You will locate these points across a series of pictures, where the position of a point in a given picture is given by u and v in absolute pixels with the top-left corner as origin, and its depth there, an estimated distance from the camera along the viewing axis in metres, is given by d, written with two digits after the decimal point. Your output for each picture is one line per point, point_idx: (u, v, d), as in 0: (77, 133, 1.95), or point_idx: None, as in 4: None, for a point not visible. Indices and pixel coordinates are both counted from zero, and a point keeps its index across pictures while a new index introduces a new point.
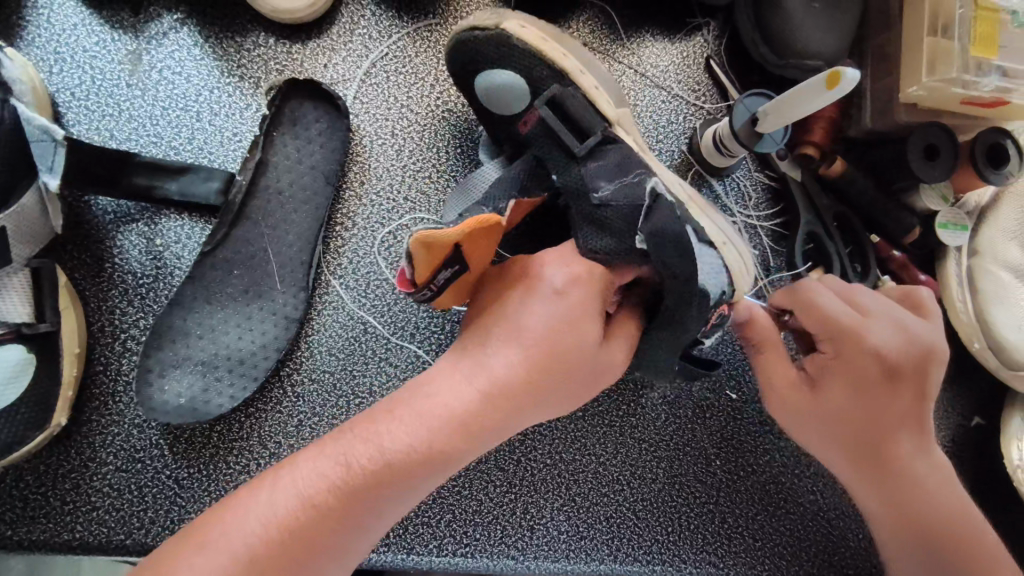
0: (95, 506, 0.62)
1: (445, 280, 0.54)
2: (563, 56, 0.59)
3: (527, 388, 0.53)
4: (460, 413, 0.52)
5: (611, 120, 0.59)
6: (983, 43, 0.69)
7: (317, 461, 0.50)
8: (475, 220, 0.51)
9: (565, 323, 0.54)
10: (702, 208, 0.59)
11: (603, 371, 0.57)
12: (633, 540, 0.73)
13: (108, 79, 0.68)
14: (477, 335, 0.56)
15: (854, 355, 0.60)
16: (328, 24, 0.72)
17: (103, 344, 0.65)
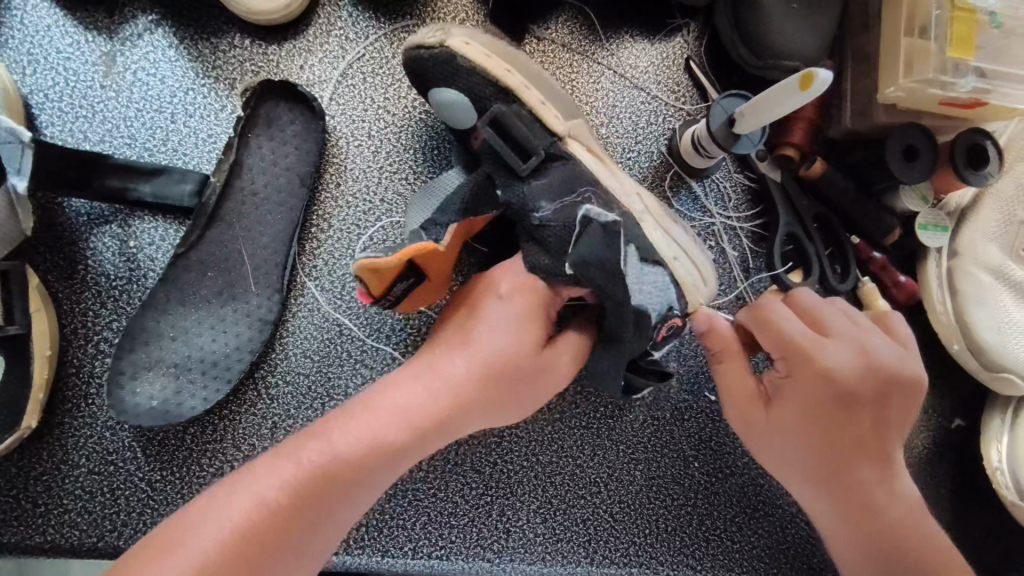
0: (66, 508, 0.62)
1: (402, 290, 0.56)
2: (507, 74, 0.60)
3: (476, 389, 0.54)
4: (415, 415, 0.52)
5: (559, 134, 0.61)
6: (959, 43, 0.68)
7: (275, 462, 0.50)
8: (419, 243, 0.52)
9: (511, 328, 0.56)
10: (656, 218, 0.62)
11: (553, 376, 0.58)
12: (610, 542, 0.72)
13: (81, 80, 0.67)
14: (437, 342, 0.57)
15: (808, 374, 0.59)
16: (304, 25, 0.72)
17: (76, 347, 0.65)
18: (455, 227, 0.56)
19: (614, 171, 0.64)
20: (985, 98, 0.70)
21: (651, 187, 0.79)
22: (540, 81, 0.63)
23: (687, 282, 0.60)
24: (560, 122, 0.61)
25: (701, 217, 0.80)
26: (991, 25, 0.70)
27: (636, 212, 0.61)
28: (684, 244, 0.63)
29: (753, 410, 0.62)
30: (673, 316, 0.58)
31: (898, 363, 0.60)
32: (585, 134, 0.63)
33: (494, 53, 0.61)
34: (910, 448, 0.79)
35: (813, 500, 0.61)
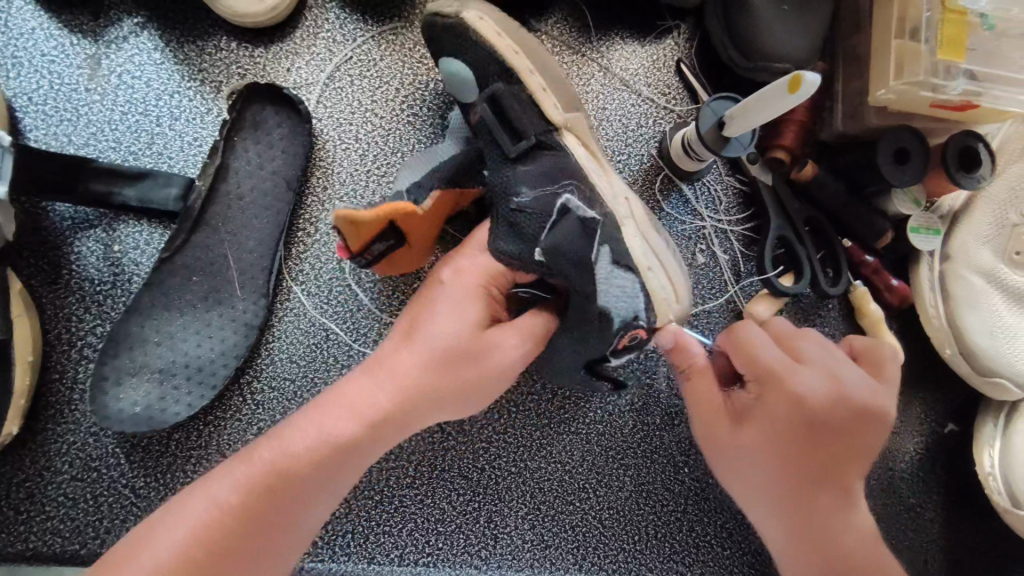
0: (49, 515, 0.62)
1: (379, 250, 0.58)
2: (513, 55, 0.60)
3: (424, 374, 0.52)
4: (364, 415, 0.50)
5: (556, 124, 0.60)
6: (950, 45, 0.67)
7: (227, 470, 0.49)
8: (400, 204, 0.54)
9: (461, 307, 0.54)
10: (641, 228, 0.59)
11: (509, 356, 0.54)
12: (599, 549, 0.72)
13: (66, 83, 0.67)
14: (393, 335, 0.55)
15: (781, 398, 0.56)
16: (291, 27, 0.72)
17: (59, 352, 0.64)
18: (437, 196, 0.57)
19: (608, 174, 0.62)
20: (977, 101, 0.70)
21: (642, 190, 0.79)
22: (545, 70, 0.63)
23: (657, 293, 0.55)
24: (559, 113, 0.60)
25: (691, 221, 0.79)
26: (983, 27, 0.69)
27: (621, 217, 0.58)
28: (667, 257, 0.59)
29: (719, 429, 0.60)
30: (637, 328, 0.55)
31: (872, 398, 0.58)
32: (582, 132, 0.62)
33: (504, 33, 0.61)
34: (902, 453, 0.79)
35: (774, 527, 0.59)
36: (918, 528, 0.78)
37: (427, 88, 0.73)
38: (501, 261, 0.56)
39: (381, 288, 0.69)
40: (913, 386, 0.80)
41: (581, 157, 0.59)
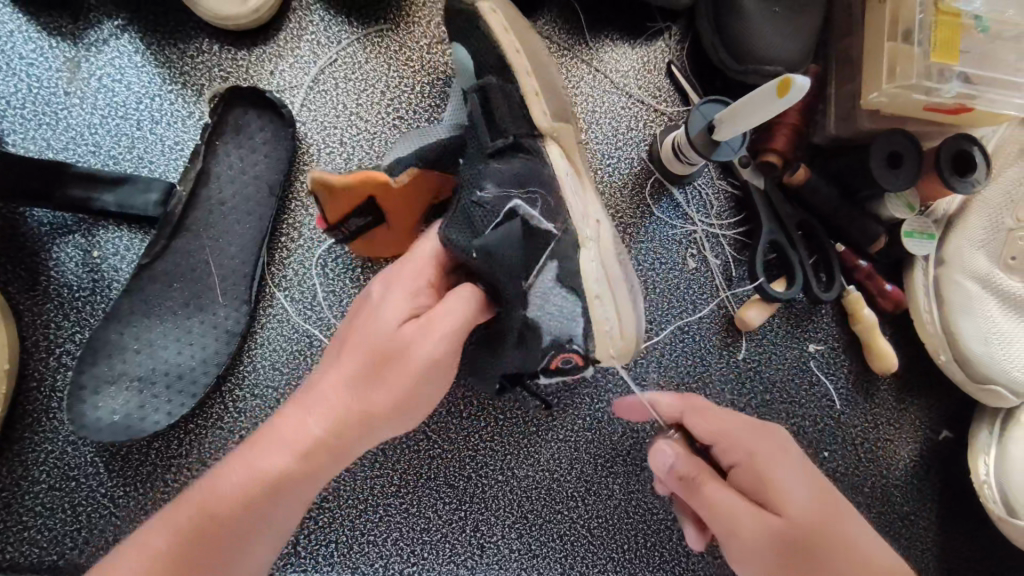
0: (26, 525, 0.61)
1: (356, 226, 0.62)
2: (512, 54, 0.59)
3: (347, 384, 0.49)
4: (293, 438, 0.49)
5: (541, 130, 0.58)
6: (942, 48, 0.67)
7: (177, 518, 0.48)
8: (372, 174, 0.57)
9: (387, 313, 0.51)
10: (602, 254, 0.57)
11: (439, 350, 0.49)
12: (587, 558, 0.71)
13: (45, 87, 0.66)
14: (334, 346, 0.53)
15: (764, 452, 0.57)
16: (275, 29, 0.70)
17: (37, 359, 0.63)
18: (414, 172, 0.58)
19: (586, 192, 0.60)
20: (971, 104, 0.69)
21: (632, 194, 0.78)
22: (543, 72, 0.61)
23: (598, 322, 0.54)
24: (547, 121, 0.58)
25: (683, 225, 0.78)
26: (977, 29, 0.68)
27: (584, 238, 0.56)
28: (624, 285, 0.57)
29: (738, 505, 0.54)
30: (569, 350, 0.54)
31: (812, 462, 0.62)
32: (569, 143, 0.60)
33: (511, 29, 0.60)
34: (896, 460, 0.78)
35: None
36: (913, 537, 0.76)
37: (413, 92, 0.72)
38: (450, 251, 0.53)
39: None
40: (908, 393, 0.79)
41: (558, 167, 0.58)
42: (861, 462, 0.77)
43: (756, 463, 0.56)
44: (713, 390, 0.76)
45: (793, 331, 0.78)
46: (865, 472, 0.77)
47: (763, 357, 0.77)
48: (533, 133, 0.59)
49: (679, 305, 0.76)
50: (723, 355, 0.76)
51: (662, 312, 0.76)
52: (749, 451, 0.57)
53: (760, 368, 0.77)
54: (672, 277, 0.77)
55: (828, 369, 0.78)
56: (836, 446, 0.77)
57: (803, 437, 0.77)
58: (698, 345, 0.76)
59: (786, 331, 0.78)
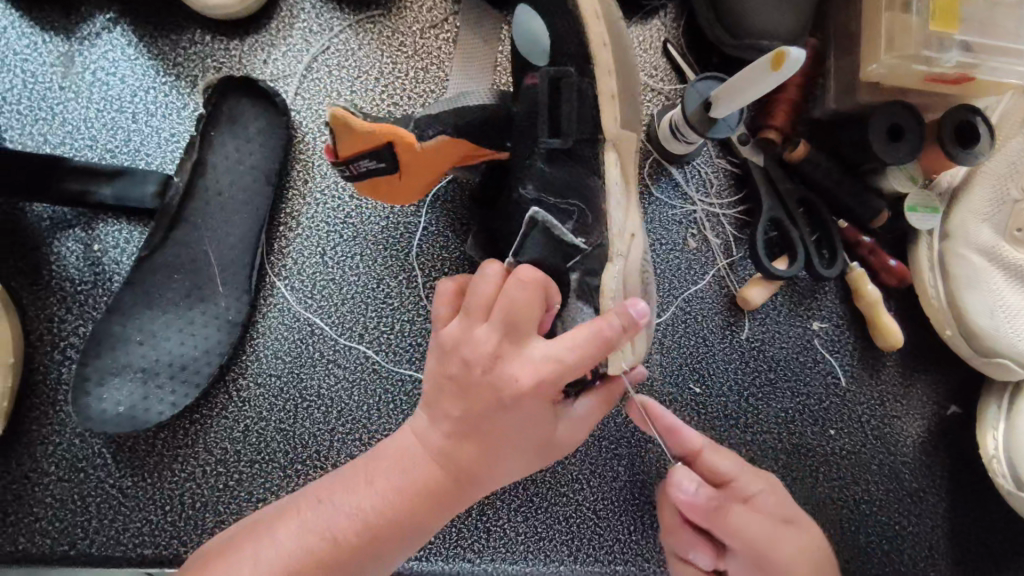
0: (37, 516, 0.61)
1: (366, 167, 0.58)
2: (599, 48, 0.55)
3: (488, 446, 0.48)
4: (430, 486, 0.49)
5: (607, 135, 0.55)
6: (942, 16, 0.66)
7: (300, 536, 0.47)
8: (400, 130, 0.55)
9: (559, 378, 0.47)
10: (629, 271, 0.54)
11: (576, 426, 0.54)
12: (594, 540, 0.71)
13: (40, 82, 0.66)
14: (450, 389, 0.48)
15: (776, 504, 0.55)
16: (266, 18, 0.70)
17: (41, 353, 0.64)
18: (442, 140, 0.58)
19: (632, 203, 0.57)
20: (973, 73, 0.68)
21: None
22: (625, 63, 0.57)
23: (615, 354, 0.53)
24: (615, 126, 0.55)
25: (682, 204, 0.77)
26: None
27: (614, 252, 0.54)
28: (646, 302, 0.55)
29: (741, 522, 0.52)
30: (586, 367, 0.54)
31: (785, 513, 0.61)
32: (631, 151, 0.57)
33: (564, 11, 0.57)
34: (904, 437, 0.77)
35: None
36: (922, 513, 0.76)
37: (407, 77, 0.71)
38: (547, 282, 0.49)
39: (365, 281, 0.68)
40: (913, 368, 0.78)
41: (612, 173, 0.55)
42: (868, 439, 0.77)
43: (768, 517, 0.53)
44: (717, 371, 0.76)
45: (796, 309, 0.78)
46: (872, 449, 0.77)
47: (766, 335, 0.77)
48: (597, 135, 0.56)
49: (680, 285, 0.76)
50: (726, 335, 0.76)
51: (663, 292, 0.76)
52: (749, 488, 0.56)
53: (765, 347, 0.77)
54: (673, 257, 0.76)
55: (833, 346, 0.78)
56: (843, 424, 0.77)
57: (809, 415, 0.76)
58: (700, 325, 0.76)
59: (789, 310, 0.78)
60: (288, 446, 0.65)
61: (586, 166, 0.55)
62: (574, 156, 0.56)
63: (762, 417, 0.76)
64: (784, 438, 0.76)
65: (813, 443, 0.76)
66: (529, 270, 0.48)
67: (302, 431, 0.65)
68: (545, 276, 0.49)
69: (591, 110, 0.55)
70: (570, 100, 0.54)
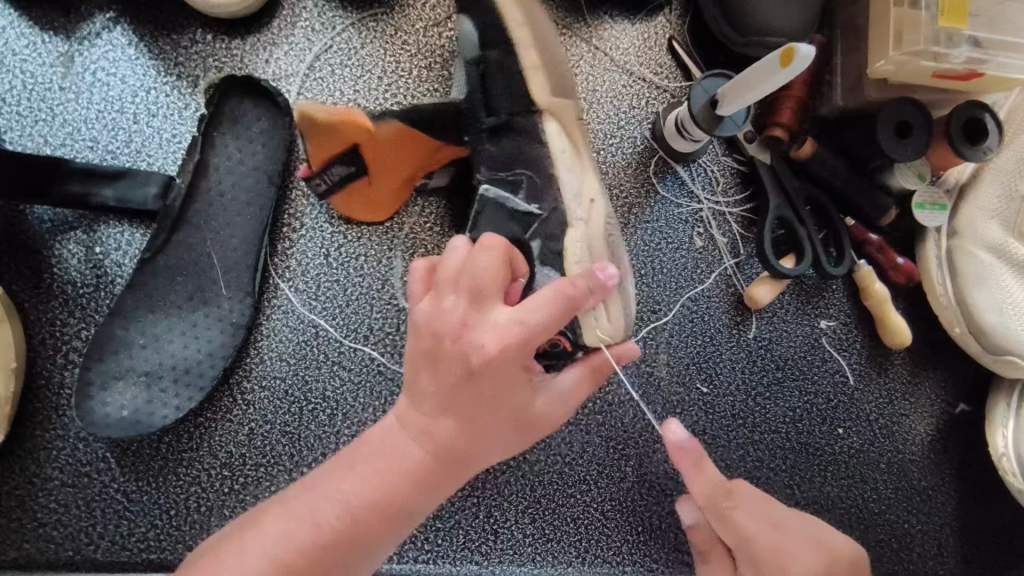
0: (41, 522, 0.61)
1: (338, 173, 0.65)
2: (517, 28, 0.58)
3: (467, 420, 0.49)
4: (413, 465, 0.49)
5: (539, 105, 0.57)
6: (952, 12, 0.65)
7: (285, 521, 0.48)
8: (354, 114, 0.61)
9: (525, 339, 0.48)
10: (592, 237, 0.56)
11: (561, 402, 0.54)
12: (602, 541, 0.70)
13: (40, 83, 0.66)
14: (426, 364, 0.49)
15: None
16: (268, 17, 0.70)
17: (44, 357, 0.63)
18: (396, 126, 0.63)
19: (587, 172, 0.58)
20: (982, 70, 0.67)
21: (636, 174, 0.76)
22: (548, 43, 0.60)
23: (585, 313, 0.54)
24: (544, 95, 0.57)
25: (688, 203, 0.77)
26: None
27: (573, 217, 0.56)
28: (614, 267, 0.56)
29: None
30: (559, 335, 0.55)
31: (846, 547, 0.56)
32: (570, 120, 0.59)
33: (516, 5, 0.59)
34: (912, 436, 0.77)
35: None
36: (931, 511, 0.75)
37: (410, 76, 0.71)
38: (510, 249, 0.51)
39: (370, 282, 0.68)
40: (921, 366, 0.78)
41: (555, 145, 0.57)
42: (876, 438, 0.76)
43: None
44: (724, 370, 0.75)
45: (803, 308, 0.77)
46: (880, 448, 0.76)
47: (774, 334, 0.76)
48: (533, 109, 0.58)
49: (686, 284, 0.75)
50: (733, 334, 0.75)
51: (669, 292, 0.75)
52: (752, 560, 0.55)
53: (772, 346, 0.76)
54: (679, 256, 0.76)
55: (841, 345, 0.77)
56: (851, 423, 0.76)
57: (816, 414, 0.76)
58: (707, 324, 0.75)
59: (796, 309, 0.77)
60: (294, 449, 0.64)
61: (530, 136, 0.58)
62: (515, 128, 0.59)
63: (770, 416, 0.75)
64: (792, 437, 0.75)
65: (821, 443, 0.76)
66: (489, 242, 0.50)
67: (307, 434, 0.65)
68: (507, 245, 0.51)
69: (522, 87, 0.58)
70: (517, 85, 0.58)
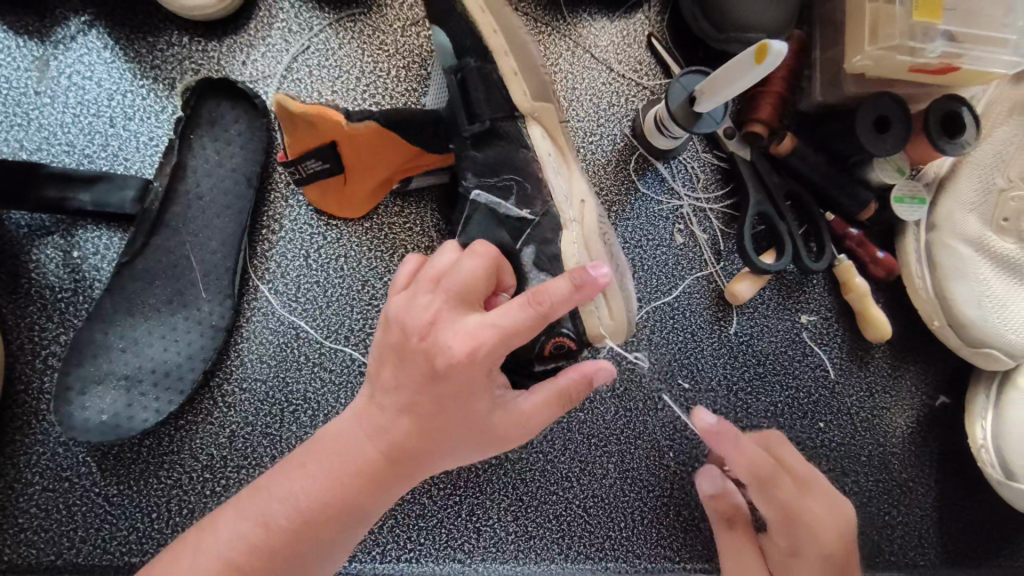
0: (22, 527, 0.61)
1: (313, 168, 0.64)
2: (491, 35, 0.58)
3: (423, 424, 0.50)
4: (364, 465, 0.51)
5: (522, 111, 0.58)
6: (926, 6, 0.66)
7: (237, 521, 0.50)
8: (328, 112, 0.60)
9: (493, 347, 0.47)
10: (586, 237, 0.57)
11: (523, 420, 0.52)
12: (584, 537, 0.71)
13: (15, 87, 0.65)
14: (393, 365, 0.50)
15: (800, 545, 0.60)
16: (244, 19, 0.69)
17: (23, 362, 0.63)
18: (369, 125, 0.62)
19: (573, 171, 0.60)
20: (957, 63, 0.67)
21: (616, 171, 0.76)
22: (526, 51, 0.59)
23: (587, 307, 0.57)
24: (527, 102, 0.58)
25: (669, 199, 0.77)
26: None
27: (565, 219, 0.57)
28: (611, 264, 0.57)
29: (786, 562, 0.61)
30: (561, 334, 0.58)
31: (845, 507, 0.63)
32: (554, 123, 0.59)
33: (490, 10, 0.58)
34: (893, 428, 0.77)
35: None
36: (911, 503, 0.76)
37: (389, 76, 0.70)
38: (498, 254, 0.51)
39: (350, 283, 0.68)
40: (902, 360, 0.78)
41: (542, 148, 0.58)
42: (857, 431, 0.77)
43: (794, 555, 0.61)
44: (705, 367, 0.75)
45: (784, 303, 0.77)
46: (861, 441, 0.77)
47: (755, 330, 0.77)
48: (514, 115, 0.59)
49: (667, 281, 0.75)
50: (714, 329, 0.76)
51: (650, 289, 0.75)
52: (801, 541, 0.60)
53: (753, 341, 0.76)
54: (660, 253, 0.76)
55: (822, 339, 0.77)
56: (832, 418, 0.77)
57: (798, 409, 0.76)
58: (688, 321, 0.75)
59: (778, 303, 0.77)
60: (275, 451, 0.64)
61: (513, 141, 0.58)
62: (498, 134, 0.59)
63: (751, 411, 0.75)
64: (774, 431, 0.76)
65: (802, 437, 0.76)
66: (477, 247, 0.51)
67: (289, 435, 0.65)
68: (495, 250, 0.52)
69: (499, 92, 0.58)
70: (494, 91, 0.58)
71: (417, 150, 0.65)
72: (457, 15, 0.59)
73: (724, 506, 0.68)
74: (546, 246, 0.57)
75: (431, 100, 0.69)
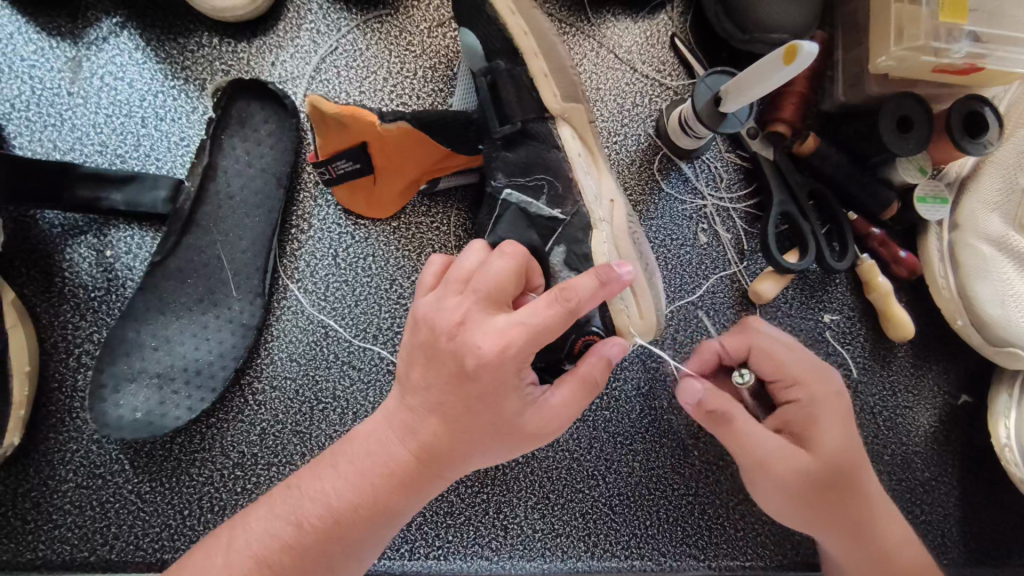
0: (56, 524, 0.61)
1: (343, 168, 0.65)
2: (521, 37, 0.59)
3: (454, 425, 0.50)
4: (396, 466, 0.51)
5: (552, 112, 0.58)
6: (950, 8, 0.66)
7: (268, 521, 0.51)
8: (362, 112, 0.60)
9: (522, 345, 0.48)
10: (617, 237, 0.58)
11: (554, 419, 0.52)
12: (610, 535, 0.71)
13: (48, 88, 0.66)
14: (422, 366, 0.51)
15: (815, 391, 0.59)
16: (273, 20, 0.70)
17: (56, 360, 0.64)
18: (402, 125, 0.61)
19: (603, 172, 0.60)
20: (982, 63, 0.68)
21: (640, 171, 0.77)
22: (556, 52, 0.60)
23: (614, 305, 0.57)
24: (558, 102, 0.58)
25: (692, 199, 0.77)
26: None
27: (596, 219, 0.58)
28: (639, 263, 0.58)
29: (801, 420, 0.59)
30: (590, 333, 0.60)
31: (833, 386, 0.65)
32: (582, 122, 0.59)
33: (519, 11, 0.59)
34: (915, 427, 0.78)
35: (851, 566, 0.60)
36: (935, 502, 0.76)
37: (416, 77, 0.71)
38: (527, 252, 0.51)
39: (379, 282, 0.68)
40: (924, 359, 0.79)
41: (573, 149, 0.59)
42: (881, 430, 0.77)
43: (812, 403, 0.59)
44: None
45: (807, 303, 0.78)
46: (885, 440, 0.77)
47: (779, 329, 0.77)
48: (545, 116, 0.59)
49: (691, 280, 0.76)
50: None
51: (674, 288, 0.76)
52: (811, 391, 0.59)
53: None
54: (684, 252, 0.76)
55: (844, 338, 0.78)
56: (854, 416, 0.77)
57: None
58: (713, 320, 0.76)
59: (800, 303, 0.78)
60: (305, 448, 0.65)
61: (543, 141, 0.59)
62: (530, 134, 0.60)
63: None
64: None
65: None
66: (504, 245, 0.51)
67: (318, 433, 0.65)
68: (523, 249, 0.52)
69: (530, 92, 0.58)
70: (525, 91, 0.59)
71: (445, 151, 0.65)
72: (488, 16, 0.60)
73: (717, 401, 0.59)
74: (577, 245, 0.58)
75: (458, 102, 0.70)
